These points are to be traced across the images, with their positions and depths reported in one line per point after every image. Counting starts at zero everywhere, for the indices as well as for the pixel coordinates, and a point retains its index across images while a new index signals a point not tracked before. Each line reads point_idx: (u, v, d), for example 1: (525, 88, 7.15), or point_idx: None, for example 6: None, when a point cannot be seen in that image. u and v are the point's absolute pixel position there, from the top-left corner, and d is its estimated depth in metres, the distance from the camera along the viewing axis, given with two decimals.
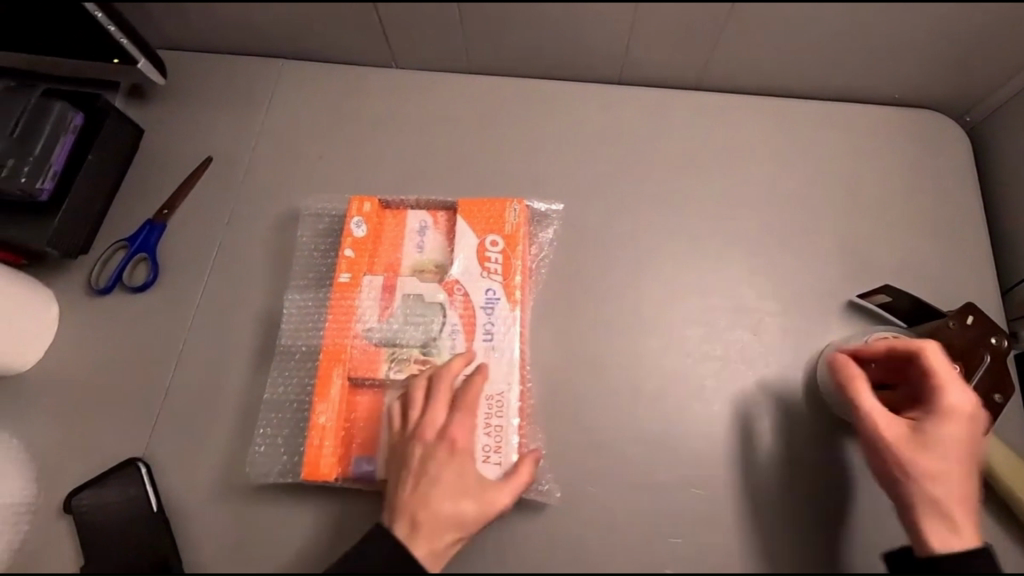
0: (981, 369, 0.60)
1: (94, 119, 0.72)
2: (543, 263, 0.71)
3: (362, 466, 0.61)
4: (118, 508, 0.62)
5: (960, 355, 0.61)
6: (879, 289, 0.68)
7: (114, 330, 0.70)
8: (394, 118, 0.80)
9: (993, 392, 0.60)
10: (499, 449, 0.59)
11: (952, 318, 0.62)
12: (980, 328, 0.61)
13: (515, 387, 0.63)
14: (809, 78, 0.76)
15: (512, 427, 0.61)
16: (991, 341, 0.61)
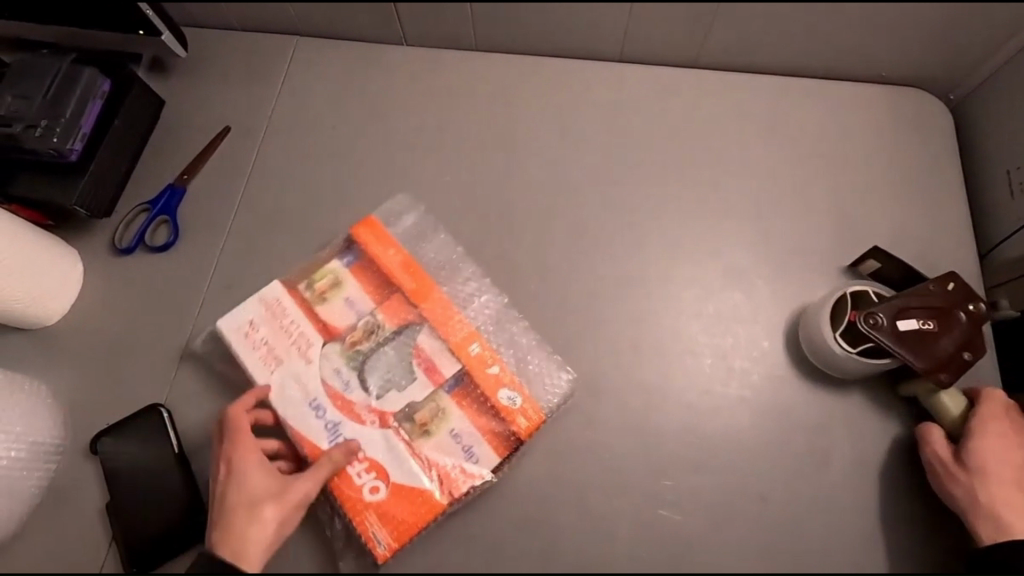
0: (954, 329, 0.62)
1: (120, 88, 0.76)
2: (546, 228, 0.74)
3: (296, 309, 0.68)
4: (141, 450, 0.66)
5: (937, 316, 0.63)
6: (868, 255, 0.70)
7: (138, 287, 0.74)
8: (403, 91, 0.83)
9: (963, 350, 0.62)
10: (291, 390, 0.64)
11: (933, 282, 0.64)
12: (958, 293, 0.63)
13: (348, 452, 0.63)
14: (801, 56, 0.79)
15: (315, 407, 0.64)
16: (968, 307, 0.63)
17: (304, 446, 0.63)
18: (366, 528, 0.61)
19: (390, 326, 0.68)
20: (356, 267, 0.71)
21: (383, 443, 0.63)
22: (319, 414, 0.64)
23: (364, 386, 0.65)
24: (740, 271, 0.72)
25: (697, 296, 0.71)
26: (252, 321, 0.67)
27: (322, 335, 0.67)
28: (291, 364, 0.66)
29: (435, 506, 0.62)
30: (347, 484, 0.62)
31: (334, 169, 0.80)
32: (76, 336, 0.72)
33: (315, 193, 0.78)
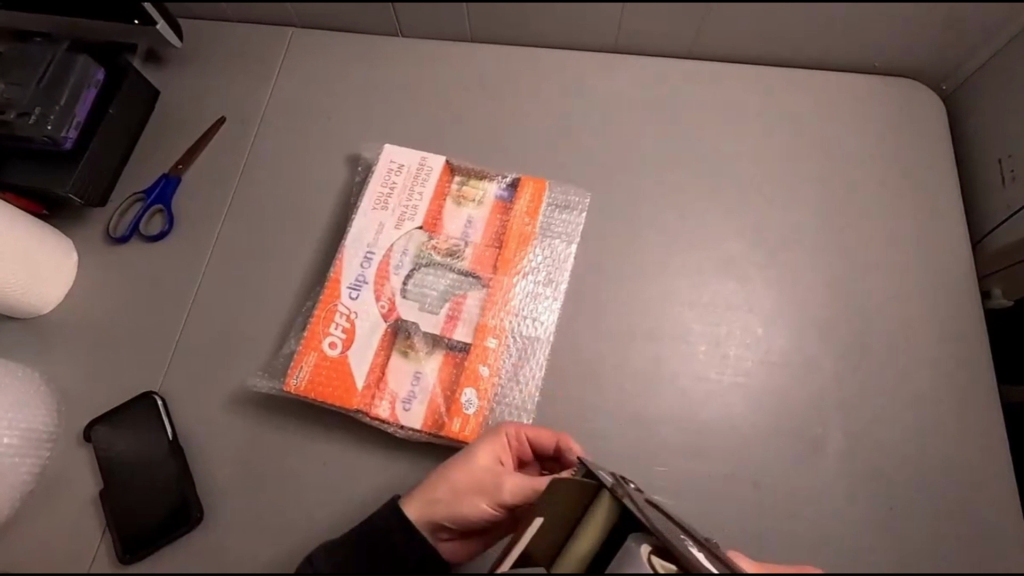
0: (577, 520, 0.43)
1: (114, 77, 0.76)
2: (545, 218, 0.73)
3: (420, 161, 0.72)
4: (136, 438, 0.65)
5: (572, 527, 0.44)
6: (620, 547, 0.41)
7: (131, 275, 0.74)
8: (398, 80, 0.84)
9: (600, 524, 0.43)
10: (380, 203, 0.69)
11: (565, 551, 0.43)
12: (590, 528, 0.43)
13: (363, 284, 0.65)
14: (794, 46, 0.79)
15: (377, 232, 0.68)
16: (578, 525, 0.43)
17: (336, 269, 0.66)
18: (303, 361, 0.62)
19: (465, 264, 0.67)
20: (502, 203, 0.71)
21: (366, 341, 0.63)
22: (363, 259, 0.66)
23: (402, 280, 0.66)
24: (733, 259, 0.73)
25: (690, 283, 0.71)
26: (397, 157, 0.72)
27: (423, 222, 0.69)
28: (378, 187, 0.70)
29: (349, 401, 0.61)
30: (324, 324, 0.63)
31: (329, 158, 0.79)
32: (70, 325, 0.72)
33: (308, 182, 0.78)
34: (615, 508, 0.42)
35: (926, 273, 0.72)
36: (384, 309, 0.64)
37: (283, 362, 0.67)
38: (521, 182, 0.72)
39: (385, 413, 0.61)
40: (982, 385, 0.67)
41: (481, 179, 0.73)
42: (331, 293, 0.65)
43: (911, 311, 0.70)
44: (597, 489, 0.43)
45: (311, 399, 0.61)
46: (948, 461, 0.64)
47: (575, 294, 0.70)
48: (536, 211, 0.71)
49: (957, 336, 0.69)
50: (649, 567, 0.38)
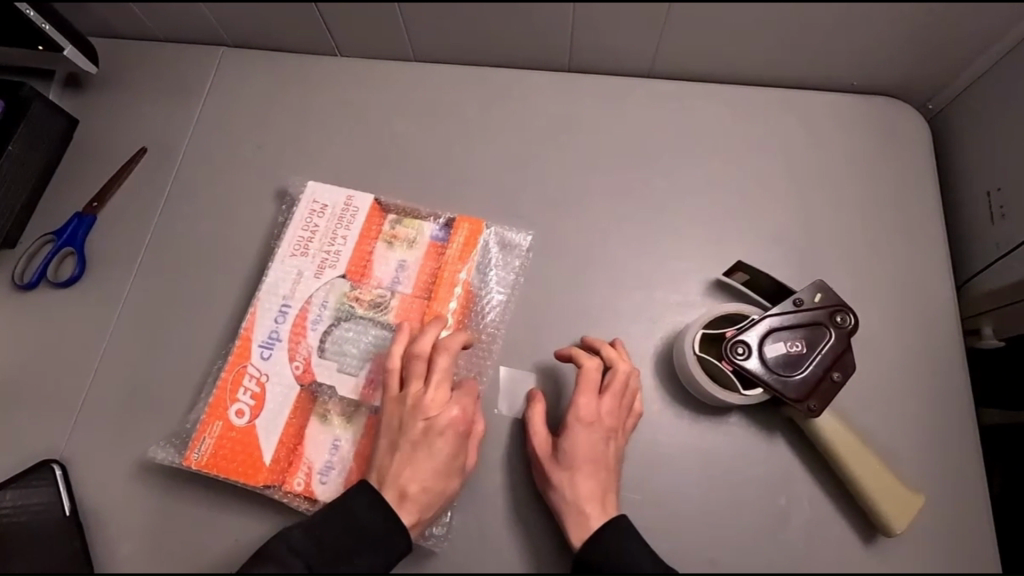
0: (794, 349, 0.56)
1: (15, 109, 0.69)
2: (485, 263, 0.67)
3: (344, 198, 0.68)
4: (29, 513, 0.59)
5: (802, 333, 0.56)
6: (772, 341, 0.56)
7: (36, 326, 0.68)
8: (334, 106, 0.77)
9: (771, 341, 0.56)
10: (303, 249, 0.66)
11: (745, 345, 0.56)
12: (824, 309, 0.57)
13: (279, 345, 0.62)
14: (762, 65, 0.72)
15: (296, 284, 0.64)
16: (803, 340, 0.56)
17: (249, 326, 0.63)
18: (206, 431, 0.59)
19: (390, 317, 0.63)
20: (435, 246, 0.66)
21: (277, 406, 0.60)
22: (278, 312, 0.64)
23: (321, 335, 0.63)
24: (693, 305, 0.66)
25: (643, 332, 0.64)
26: (319, 196, 0.68)
27: (347, 270, 0.65)
28: (301, 233, 0.66)
29: (255, 477, 0.58)
30: (231, 390, 0.60)
31: (257, 192, 0.73)
32: None
33: (232, 220, 0.72)
34: (723, 321, 0.59)
35: (911, 315, 0.64)
36: (302, 370, 0.61)
37: (193, 427, 0.62)
38: (456, 223, 0.67)
39: (299, 487, 0.57)
40: (972, 449, 0.59)
41: (415, 218, 0.68)
42: (241, 354, 0.62)
43: (895, 358, 0.63)
44: (720, 315, 0.59)
45: (215, 474, 0.58)
46: (934, 539, 0.56)
47: (514, 349, 0.64)
48: (470, 254, 0.65)
49: (944, 391, 0.61)
50: (695, 327, 0.58)
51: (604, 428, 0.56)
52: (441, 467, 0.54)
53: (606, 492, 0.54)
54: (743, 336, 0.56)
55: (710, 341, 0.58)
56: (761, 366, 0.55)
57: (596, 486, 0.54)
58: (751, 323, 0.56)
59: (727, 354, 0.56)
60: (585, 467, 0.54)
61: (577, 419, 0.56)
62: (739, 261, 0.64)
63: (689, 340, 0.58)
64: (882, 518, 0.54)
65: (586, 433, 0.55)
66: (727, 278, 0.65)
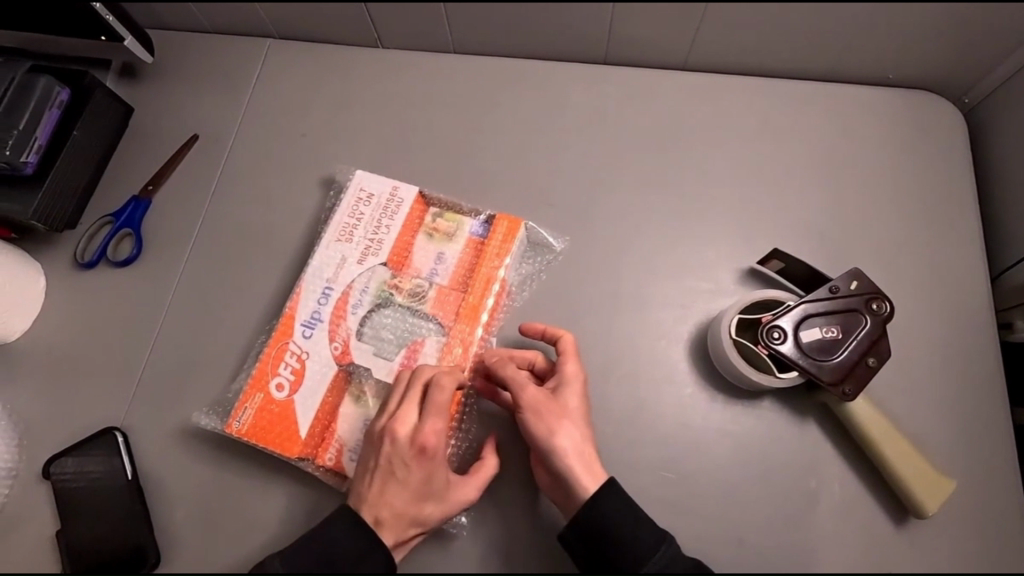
0: (829, 336, 0.57)
1: (80, 97, 0.73)
2: (522, 273, 0.69)
3: (387, 186, 0.71)
4: (93, 477, 0.63)
5: (838, 319, 0.57)
6: (804, 325, 0.57)
7: (99, 302, 0.71)
8: (378, 96, 0.80)
9: (805, 326, 0.57)
10: (348, 236, 0.69)
11: (779, 330, 0.57)
12: (861, 295, 0.57)
13: (323, 327, 0.65)
14: (799, 58, 0.73)
15: (346, 267, 0.67)
16: (838, 326, 0.57)
17: (292, 305, 0.66)
18: (248, 401, 0.62)
19: (427, 308, 0.66)
20: (475, 241, 0.69)
21: (316, 382, 0.63)
22: (321, 294, 0.66)
23: (360, 321, 0.65)
24: (727, 292, 0.67)
25: (678, 318, 0.66)
26: (365, 185, 0.71)
27: (389, 259, 0.68)
28: (348, 220, 0.69)
29: (291, 449, 0.61)
30: (273, 364, 0.63)
31: (304, 178, 0.76)
32: (34, 355, 0.69)
33: (280, 205, 0.75)
34: (756, 309, 0.60)
35: (946, 305, 0.65)
36: (342, 353, 0.64)
37: (234, 396, 0.66)
38: (497, 220, 0.69)
39: (330, 461, 0.60)
40: (1003, 442, 0.60)
41: (456, 211, 0.70)
42: (284, 331, 0.65)
43: (928, 348, 0.63)
44: (754, 304, 0.60)
45: (253, 442, 0.61)
46: (963, 528, 0.57)
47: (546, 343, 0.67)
48: (507, 251, 0.67)
49: (975, 383, 0.62)
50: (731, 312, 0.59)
51: (580, 388, 0.58)
52: (415, 492, 0.55)
53: (591, 450, 0.56)
54: (779, 320, 0.57)
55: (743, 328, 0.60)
56: (796, 351, 0.56)
57: (580, 440, 0.55)
58: (787, 308, 0.57)
59: (762, 338, 0.57)
60: (576, 422, 0.56)
61: (568, 380, 0.58)
62: (775, 250, 0.65)
63: (726, 323, 0.59)
64: (914, 502, 0.55)
65: (576, 391, 0.58)
66: (762, 267, 0.67)
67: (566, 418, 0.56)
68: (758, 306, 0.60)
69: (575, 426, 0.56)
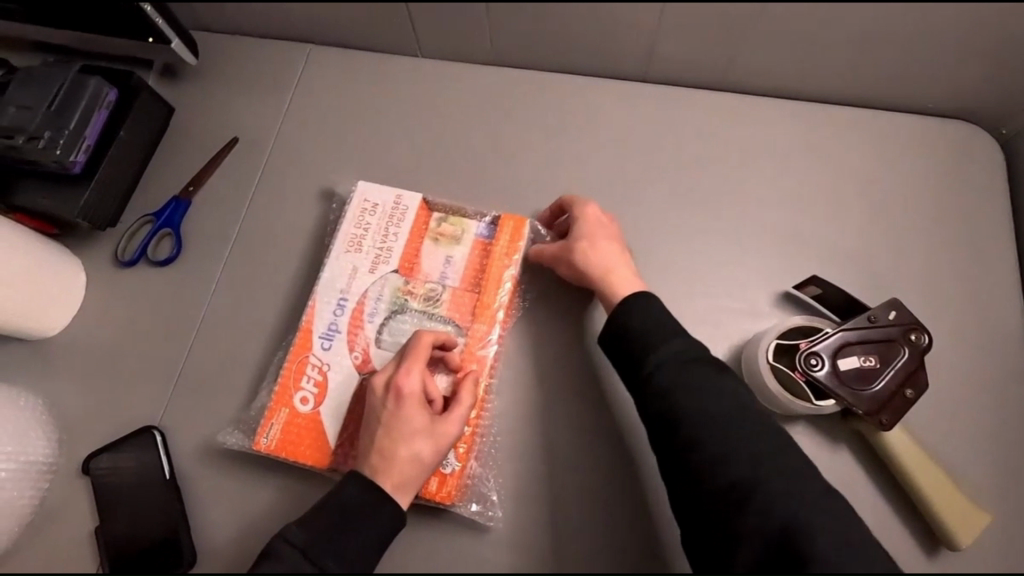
0: (868, 365, 0.57)
1: (126, 98, 0.74)
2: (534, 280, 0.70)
3: (388, 195, 0.71)
4: (131, 475, 0.64)
5: (878, 349, 0.57)
6: (843, 353, 0.57)
7: (139, 300, 0.72)
8: (415, 104, 0.80)
9: (843, 355, 0.57)
10: (358, 244, 0.69)
11: (817, 358, 0.57)
12: (900, 325, 0.58)
13: (339, 338, 0.65)
14: (840, 82, 0.73)
15: (358, 275, 0.68)
16: (878, 355, 0.57)
17: (309, 318, 0.66)
18: (274, 417, 0.63)
19: (443, 310, 0.67)
20: (482, 242, 0.70)
21: (340, 391, 0.64)
22: (336, 305, 0.67)
23: (378, 328, 0.66)
24: (761, 314, 0.68)
25: (711, 338, 0.67)
26: (368, 195, 0.71)
27: (400, 266, 0.68)
28: (361, 228, 0.70)
29: (323, 459, 0.61)
30: (295, 378, 0.64)
31: (343, 184, 0.77)
32: (73, 351, 0.70)
33: (318, 210, 0.76)
34: (793, 334, 0.61)
35: (978, 335, 0.66)
36: (363, 361, 0.65)
37: (257, 411, 0.66)
38: (501, 220, 0.70)
39: None
40: None
41: (460, 215, 0.71)
42: (303, 344, 0.65)
43: (961, 377, 0.64)
44: (791, 330, 0.61)
45: (284, 457, 0.62)
46: (995, 558, 0.58)
47: (562, 346, 0.67)
48: (517, 250, 0.68)
49: (1008, 413, 0.62)
50: (769, 335, 0.60)
51: (603, 236, 0.65)
52: (403, 433, 0.56)
53: (619, 275, 0.63)
54: (816, 348, 0.57)
55: (780, 353, 0.60)
56: (834, 379, 0.57)
57: (608, 264, 0.64)
58: (827, 336, 0.58)
59: (800, 366, 0.57)
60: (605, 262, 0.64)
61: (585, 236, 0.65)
62: (813, 275, 0.67)
63: (764, 346, 0.60)
64: (946, 531, 0.56)
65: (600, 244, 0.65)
66: (798, 291, 0.67)
67: (596, 259, 0.64)
68: (795, 332, 0.61)
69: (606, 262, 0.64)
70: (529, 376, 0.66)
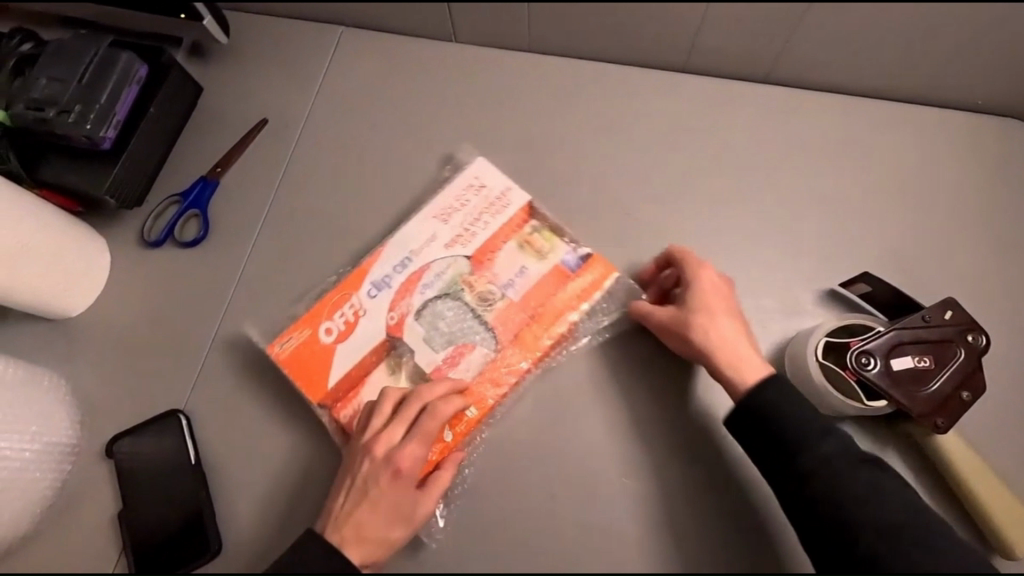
0: (924, 366, 0.55)
1: (156, 74, 0.72)
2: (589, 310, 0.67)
3: (519, 195, 0.69)
4: (155, 459, 0.62)
5: (933, 349, 0.56)
6: (897, 352, 0.55)
7: (165, 282, 0.71)
8: (450, 91, 0.79)
9: (898, 354, 0.55)
10: (445, 216, 0.68)
11: (871, 357, 0.55)
12: (956, 325, 0.56)
13: (385, 295, 0.65)
14: (891, 78, 0.71)
15: (432, 249, 0.67)
16: (933, 355, 0.55)
17: (368, 260, 0.67)
18: (296, 332, 0.64)
19: (489, 316, 0.65)
20: (563, 270, 0.66)
21: (359, 342, 0.63)
22: (398, 261, 0.67)
23: (424, 297, 0.65)
24: (805, 312, 0.66)
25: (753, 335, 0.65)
26: (483, 176, 0.69)
27: (473, 254, 0.67)
28: (451, 203, 0.69)
29: (315, 393, 0.61)
30: (331, 308, 0.64)
31: (375, 170, 0.76)
32: (98, 331, 0.69)
33: (349, 195, 0.74)
34: (844, 331, 0.59)
35: None
36: (394, 327, 0.64)
37: (286, 398, 0.64)
38: (593, 259, 0.67)
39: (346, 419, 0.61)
40: None
41: (557, 233, 0.68)
42: (351, 283, 0.66)
43: (1010, 383, 0.62)
44: (842, 327, 0.59)
45: (285, 370, 0.62)
46: None
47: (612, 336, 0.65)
48: (594, 290, 0.66)
49: None
50: (819, 332, 0.58)
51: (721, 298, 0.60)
52: (387, 515, 0.55)
53: (739, 347, 0.58)
54: (869, 346, 0.56)
55: (829, 350, 0.58)
56: (887, 379, 0.55)
57: (728, 334, 0.59)
58: (880, 335, 0.56)
59: (852, 364, 0.56)
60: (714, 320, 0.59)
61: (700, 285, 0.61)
62: (863, 273, 0.65)
63: (813, 343, 0.58)
64: (998, 536, 0.54)
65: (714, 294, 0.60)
66: (844, 289, 0.66)
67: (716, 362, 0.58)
68: (845, 330, 0.59)
69: (723, 333, 0.59)
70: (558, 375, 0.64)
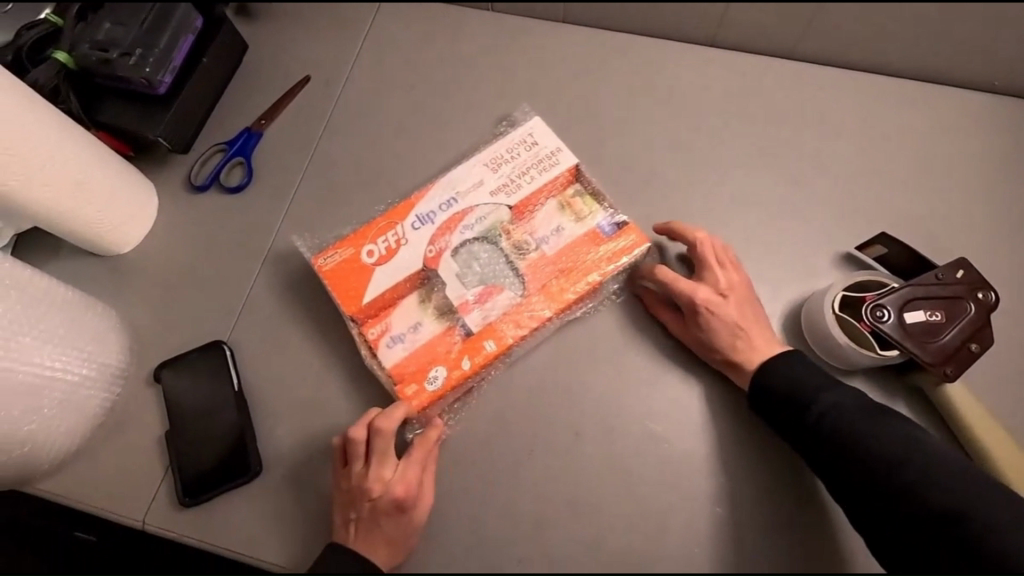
0: (935, 319, 0.58)
1: (209, 28, 0.76)
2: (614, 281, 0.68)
3: (558, 149, 0.70)
4: (200, 385, 0.66)
5: (945, 304, 0.59)
6: (910, 306, 0.59)
7: (210, 224, 0.74)
8: (486, 56, 0.82)
9: (912, 307, 0.59)
10: (496, 164, 0.70)
11: (885, 309, 0.58)
12: (967, 282, 0.59)
13: (426, 229, 0.68)
14: (912, 57, 0.74)
15: (477, 193, 0.69)
16: (944, 310, 0.59)
17: (418, 196, 0.70)
18: (341, 249, 0.67)
19: (522, 265, 0.67)
20: (598, 233, 0.68)
21: (398, 266, 0.66)
22: (445, 201, 0.69)
23: (463, 238, 0.68)
24: (821, 273, 0.69)
25: (771, 292, 0.68)
26: (535, 133, 0.71)
27: (517, 205, 0.69)
28: (501, 155, 0.71)
29: (349, 304, 0.65)
30: (376, 233, 0.68)
31: (413, 128, 0.79)
32: (147, 268, 0.72)
33: (387, 151, 0.78)
34: (858, 288, 0.62)
35: None
36: (431, 259, 0.67)
37: (325, 335, 0.68)
38: (628, 227, 0.68)
39: (371, 336, 0.64)
40: None
41: (598, 199, 0.69)
42: (398, 213, 0.69)
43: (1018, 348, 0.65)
44: (857, 284, 0.62)
45: (325, 279, 0.66)
46: None
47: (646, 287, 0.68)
48: (625, 255, 0.67)
49: None
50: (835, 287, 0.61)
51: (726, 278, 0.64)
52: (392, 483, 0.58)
53: (743, 324, 0.62)
54: (884, 300, 0.59)
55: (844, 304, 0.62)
56: (900, 330, 0.58)
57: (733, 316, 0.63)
58: (895, 290, 0.59)
59: (867, 316, 0.59)
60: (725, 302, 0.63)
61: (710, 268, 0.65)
62: (878, 234, 0.67)
63: (829, 297, 0.61)
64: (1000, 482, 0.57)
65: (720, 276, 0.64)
66: (859, 252, 0.69)
67: (720, 333, 0.62)
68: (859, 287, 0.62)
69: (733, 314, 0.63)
70: (585, 325, 0.68)
